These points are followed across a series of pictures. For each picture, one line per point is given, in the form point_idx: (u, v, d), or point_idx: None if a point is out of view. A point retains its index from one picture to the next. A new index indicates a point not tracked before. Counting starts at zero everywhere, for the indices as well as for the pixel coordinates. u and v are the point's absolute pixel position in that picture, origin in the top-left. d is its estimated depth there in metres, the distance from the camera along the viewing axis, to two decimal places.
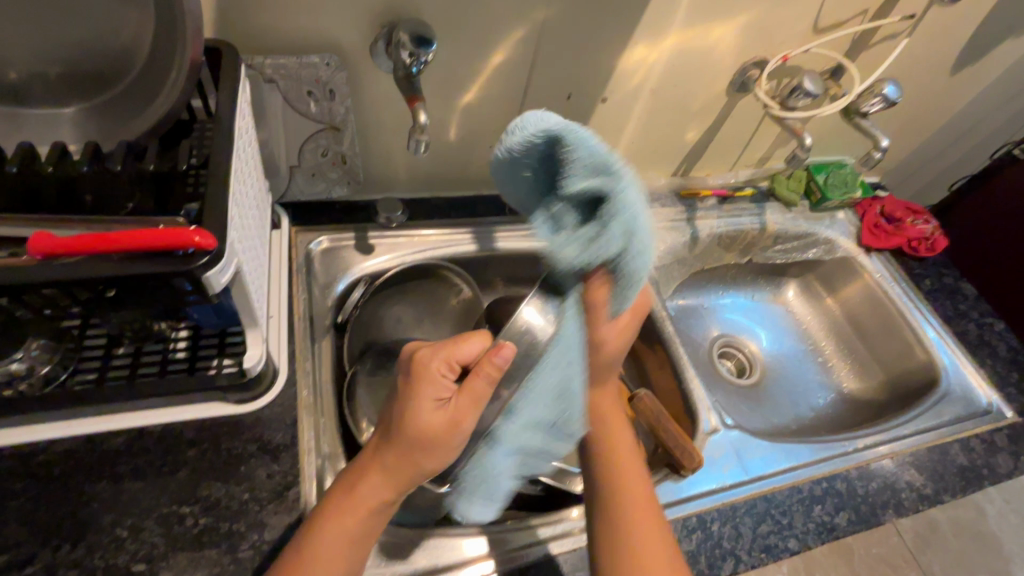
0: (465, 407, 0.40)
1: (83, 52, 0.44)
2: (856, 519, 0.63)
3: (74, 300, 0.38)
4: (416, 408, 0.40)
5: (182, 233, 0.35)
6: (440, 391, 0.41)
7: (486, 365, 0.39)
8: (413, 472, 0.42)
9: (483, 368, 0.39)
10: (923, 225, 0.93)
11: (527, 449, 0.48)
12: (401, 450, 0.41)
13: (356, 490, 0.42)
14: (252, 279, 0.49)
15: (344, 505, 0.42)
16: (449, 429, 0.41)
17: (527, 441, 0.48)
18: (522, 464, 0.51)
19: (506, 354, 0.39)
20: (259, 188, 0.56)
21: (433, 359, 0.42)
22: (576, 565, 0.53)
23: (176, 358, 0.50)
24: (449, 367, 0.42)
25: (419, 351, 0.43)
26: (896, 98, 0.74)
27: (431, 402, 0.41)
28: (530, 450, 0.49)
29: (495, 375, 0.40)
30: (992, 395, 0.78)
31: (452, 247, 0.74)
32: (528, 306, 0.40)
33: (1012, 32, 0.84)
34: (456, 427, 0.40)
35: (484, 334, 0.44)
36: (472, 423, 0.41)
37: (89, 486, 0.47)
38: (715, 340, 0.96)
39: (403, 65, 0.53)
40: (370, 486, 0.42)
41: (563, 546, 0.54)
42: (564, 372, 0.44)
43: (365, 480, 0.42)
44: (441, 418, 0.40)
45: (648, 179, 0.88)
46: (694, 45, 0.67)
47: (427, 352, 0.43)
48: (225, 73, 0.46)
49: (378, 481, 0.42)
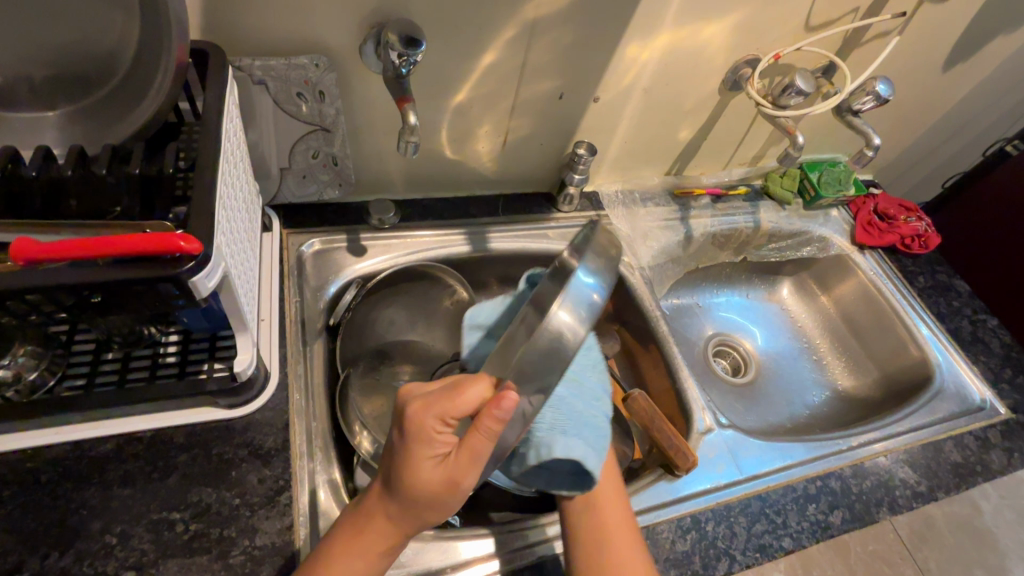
0: (462, 466, 0.38)
1: (67, 55, 0.43)
2: (850, 517, 0.63)
3: (58, 306, 0.37)
4: (413, 465, 0.39)
5: (168, 237, 0.35)
6: (437, 447, 0.39)
7: (487, 422, 0.36)
8: (418, 519, 0.41)
9: (484, 425, 0.37)
10: (915, 223, 0.94)
11: (576, 412, 0.52)
12: (404, 501, 0.40)
13: (362, 531, 0.42)
14: (240, 282, 0.49)
15: (353, 545, 0.42)
16: (447, 484, 0.39)
17: (572, 403, 0.53)
18: (584, 433, 0.51)
19: (508, 405, 0.36)
20: (248, 190, 0.55)
21: (424, 415, 0.39)
22: None
23: (166, 363, 0.49)
24: (444, 421, 0.39)
25: (410, 405, 0.39)
26: (888, 96, 0.73)
27: (428, 459, 0.39)
28: (579, 418, 0.52)
29: (498, 430, 0.37)
30: (985, 392, 0.78)
31: (445, 248, 0.73)
32: (560, 310, 0.37)
33: (1004, 29, 0.84)
34: (455, 484, 0.39)
35: (487, 377, 0.39)
36: (471, 479, 0.39)
37: (78, 493, 0.47)
38: (710, 339, 0.96)
39: (392, 66, 0.53)
40: (377, 528, 0.42)
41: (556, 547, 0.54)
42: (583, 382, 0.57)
43: (372, 526, 0.42)
44: (438, 475, 0.39)
45: (642, 178, 0.88)
46: (685, 44, 0.67)
47: (420, 405, 0.39)
48: (212, 75, 0.46)
49: (385, 524, 0.42)
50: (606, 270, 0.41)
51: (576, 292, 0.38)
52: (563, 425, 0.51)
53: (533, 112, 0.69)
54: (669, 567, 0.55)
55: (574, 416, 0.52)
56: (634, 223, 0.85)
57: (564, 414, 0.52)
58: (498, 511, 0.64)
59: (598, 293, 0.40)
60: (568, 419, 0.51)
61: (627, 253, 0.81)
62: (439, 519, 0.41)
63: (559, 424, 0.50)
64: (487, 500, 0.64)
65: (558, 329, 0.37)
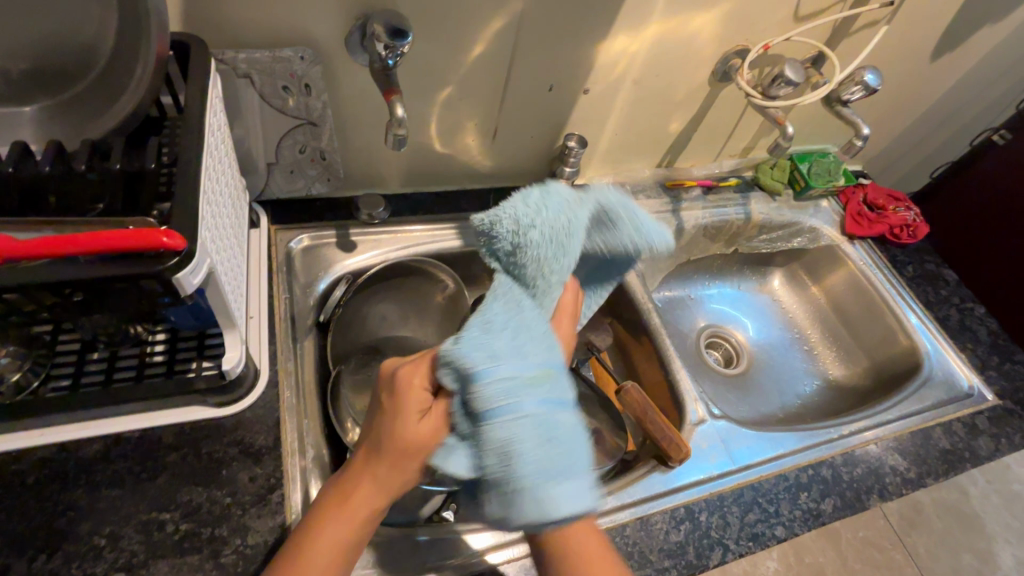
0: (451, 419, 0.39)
1: (39, 47, 0.42)
2: (841, 505, 0.63)
3: (40, 305, 0.37)
4: (404, 423, 0.38)
5: (150, 233, 0.34)
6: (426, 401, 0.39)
7: None
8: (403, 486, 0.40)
9: None
10: (904, 212, 0.94)
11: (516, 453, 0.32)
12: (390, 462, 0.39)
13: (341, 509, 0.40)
14: (228, 280, 0.48)
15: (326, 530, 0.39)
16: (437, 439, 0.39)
17: (517, 451, 0.32)
18: (534, 470, 0.32)
19: None
20: (234, 186, 0.55)
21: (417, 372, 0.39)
22: None
23: (153, 361, 0.49)
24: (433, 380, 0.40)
25: (401, 366, 0.40)
26: (877, 86, 0.73)
27: (418, 414, 0.39)
28: (542, 444, 0.33)
29: None
30: (973, 379, 0.79)
31: (437, 243, 0.73)
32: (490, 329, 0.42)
33: (991, 18, 0.84)
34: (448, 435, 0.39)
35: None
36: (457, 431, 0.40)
37: (65, 495, 0.46)
38: (703, 330, 0.96)
39: (378, 57, 0.52)
40: (358, 501, 0.40)
41: None
42: (525, 424, 0.32)
43: (357, 494, 0.40)
44: (427, 430, 0.38)
45: (633, 170, 0.88)
46: (674, 35, 0.67)
47: (410, 367, 0.40)
48: (194, 68, 0.45)
49: (359, 495, 0.39)
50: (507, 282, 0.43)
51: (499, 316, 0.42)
52: (508, 468, 0.33)
53: (524, 103, 0.68)
54: (663, 558, 0.55)
55: (532, 436, 0.32)
56: None
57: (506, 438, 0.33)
58: None
59: None
60: (515, 446, 0.33)
61: None
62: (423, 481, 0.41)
63: (503, 465, 0.33)
64: None
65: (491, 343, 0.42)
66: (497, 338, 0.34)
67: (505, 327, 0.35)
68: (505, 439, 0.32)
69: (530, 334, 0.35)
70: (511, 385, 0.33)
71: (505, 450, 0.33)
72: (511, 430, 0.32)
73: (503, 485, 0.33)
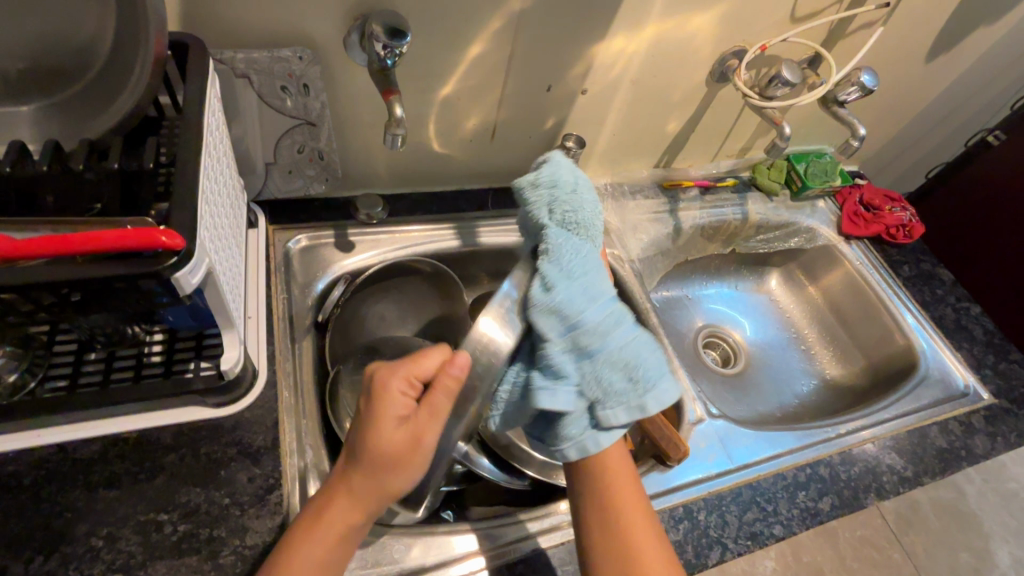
0: (427, 422, 0.40)
1: (37, 46, 0.42)
2: (839, 503, 0.64)
3: (37, 305, 0.36)
4: (379, 431, 0.39)
5: (148, 232, 0.34)
6: (403, 408, 0.40)
7: (446, 377, 0.40)
8: (376, 499, 0.41)
9: (442, 382, 0.40)
10: (900, 213, 0.95)
11: (623, 366, 0.43)
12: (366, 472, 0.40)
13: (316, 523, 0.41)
14: (226, 280, 0.48)
15: (303, 545, 0.40)
16: (412, 446, 0.40)
17: (625, 363, 0.43)
18: (642, 376, 0.44)
19: (463, 361, 0.40)
20: (232, 186, 0.55)
21: (396, 374, 0.41)
22: (564, 558, 0.53)
23: (151, 361, 0.48)
24: (409, 385, 0.41)
25: (377, 370, 0.41)
26: (873, 87, 0.74)
27: (392, 422, 0.39)
28: (638, 355, 0.44)
29: (456, 387, 0.40)
30: (969, 378, 0.80)
31: (435, 243, 0.73)
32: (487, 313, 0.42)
33: (985, 20, 0.85)
34: (421, 443, 0.40)
35: (444, 346, 0.43)
36: (434, 438, 0.40)
37: (62, 496, 0.46)
38: (700, 330, 0.96)
39: (377, 58, 0.52)
40: (334, 514, 0.41)
41: (550, 540, 0.54)
42: (626, 339, 0.44)
43: (332, 506, 0.41)
44: (403, 437, 0.40)
45: (631, 171, 0.88)
46: (672, 35, 0.67)
47: (388, 369, 0.41)
48: (193, 67, 0.45)
49: (335, 508, 0.41)
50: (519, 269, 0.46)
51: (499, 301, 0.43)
52: (623, 381, 0.43)
53: (522, 104, 0.68)
54: None
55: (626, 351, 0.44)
56: (623, 215, 0.85)
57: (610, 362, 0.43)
58: (493, 505, 0.64)
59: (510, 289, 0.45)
60: (621, 361, 0.43)
61: (617, 247, 0.81)
62: (400, 492, 0.41)
63: (618, 382, 0.43)
64: (481, 494, 0.64)
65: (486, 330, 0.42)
66: (577, 282, 0.45)
67: (576, 274, 0.45)
68: (615, 353, 0.43)
69: (593, 278, 0.46)
70: (602, 321, 0.44)
71: (616, 364, 0.43)
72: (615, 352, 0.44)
73: (625, 397, 0.43)
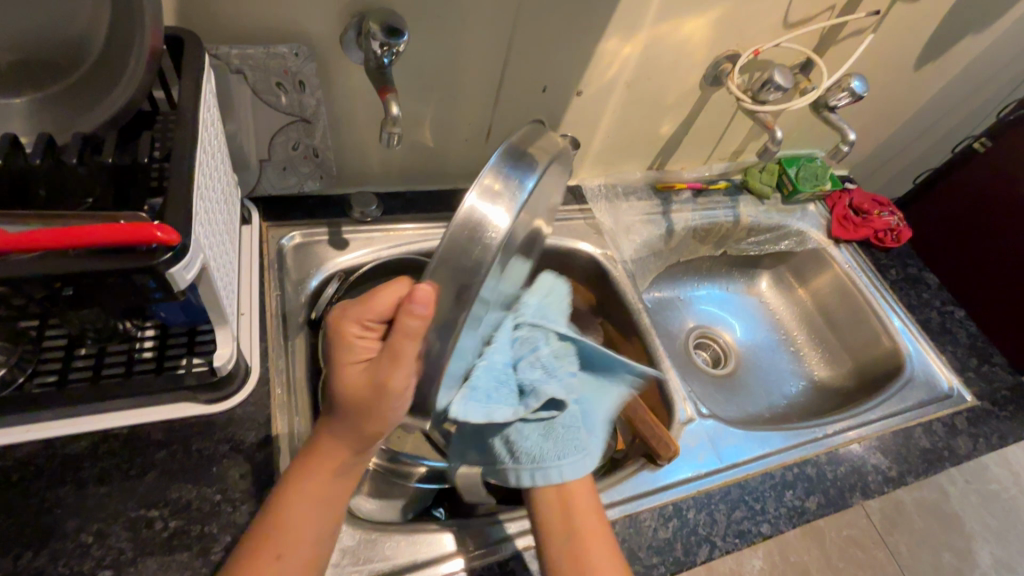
0: (385, 368, 0.39)
1: (29, 39, 0.41)
2: (825, 502, 0.65)
3: (29, 299, 0.36)
4: (342, 374, 0.41)
5: (144, 227, 0.34)
6: (364, 354, 0.41)
7: (402, 323, 0.36)
8: (360, 437, 0.42)
9: (404, 323, 0.36)
10: (888, 217, 0.96)
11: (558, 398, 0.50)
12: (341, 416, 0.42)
13: (313, 457, 0.44)
14: (220, 276, 0.48)
15: (305, 479, 0.43)
16: (376, 390, 0.39)
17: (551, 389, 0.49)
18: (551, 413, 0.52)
19: (423, 298, 0.35)
20: (227, 182, 0.54)
21: (346, 319, 0.41)
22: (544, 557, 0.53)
23: (143, 358, 0.48)
24: (366, 325, 0.41)
25: (336, 314, 0.43)
26: (863, 93, 0.75)
27: (355, 363, 0.41)
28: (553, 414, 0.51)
29: (416, 328, 0.37)
30: (953, 380, 0.81)
31: (428, 242, 0.73)
32: (474, 189, 0.36)
33: (972, 30, 0.87)
34: (386, 389, 0.39)
35: (403, 282, 0.41)
36: (397, 383, 0.39)
37: (51, 492, 0.45)
38: (691, 331, 0.97)
39: (374, 55, 0.52)
40: (328, 452, 0.43)
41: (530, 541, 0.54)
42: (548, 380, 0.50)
43: (321, 442, 0.44)
44: (364, 380, 0.40)
45: (624, 172, 0.89)
46: (666, 39, 0.68)
47: (344, 314, 0.42)
48: (188, 63, 0.45)
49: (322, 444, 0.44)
50: (526, 160, 0.38)
51: (493, 179, 0.37)
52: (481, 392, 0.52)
53: (517, 103, 0.68)
54: (652, 555, 0.56)
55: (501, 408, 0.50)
56: (616, 216, 0.85)
57: (533, 426, 0.51)
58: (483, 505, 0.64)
59: (526, 181, 0.38)
60: (569, 438, 0.52)
61: (610, 247, 0.82)
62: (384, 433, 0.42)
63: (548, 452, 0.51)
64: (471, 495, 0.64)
65: (468, 216, 0.35)
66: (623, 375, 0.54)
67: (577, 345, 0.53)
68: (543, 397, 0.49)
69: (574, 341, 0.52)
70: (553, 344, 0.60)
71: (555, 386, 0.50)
72: (543, 424, 0.51)
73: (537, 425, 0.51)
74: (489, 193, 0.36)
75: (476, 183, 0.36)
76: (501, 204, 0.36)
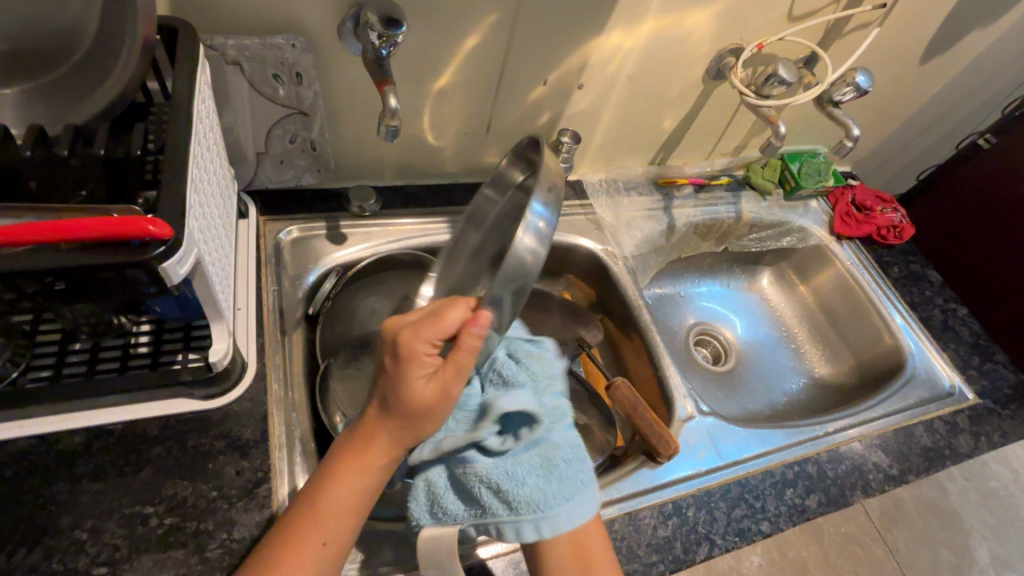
0: (454, 377, 0.38)
1: (20, 28, 0.41)
2: (825, 501, 0.64)
3: (20, 294, 0.36)
4: (409, 385, 0.39)
5: (136, 221, 0.33)
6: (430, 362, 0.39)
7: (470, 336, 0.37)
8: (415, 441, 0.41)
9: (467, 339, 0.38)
10: (891, 214, 0.96)
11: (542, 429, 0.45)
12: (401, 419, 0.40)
13: (362, 454, 0.41)
14: (215, 270, 0.47)
15: (352, 473, 0.41)
16: (441, 400, 0.39)
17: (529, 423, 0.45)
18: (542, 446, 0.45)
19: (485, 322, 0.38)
20: (222, 176, 0.54)
21: (414, 337, 0.39)
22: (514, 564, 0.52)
23: (138, 353, 0.48)
24: (433, 343, 0.39)
25: (400, 330, 0.39)
26: (868, 87, 0.73)
27: (422, 376, 0.39)
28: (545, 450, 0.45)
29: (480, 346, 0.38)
30: (955, 378, 0.81)
31: (427, 237, 0.72)
32: (521, 237, 0.37)
33: (979, 24, 0.86)
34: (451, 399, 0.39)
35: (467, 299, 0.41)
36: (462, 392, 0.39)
37: (45, 488, 0.45)
38: (692, 327, 0.97)
39: (372, 47, 0.51)
40: (378, 451, 0.41)
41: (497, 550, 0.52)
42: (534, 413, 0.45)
43: (373, 440, 0.41)
44: (432, 391, 0.39)
45: (625, 167, 0.88)
46: (669, 33, 0.67)
47: (410, 331, 0.39)
48: (182, 53, 0.44)
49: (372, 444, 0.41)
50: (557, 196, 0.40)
51: (534, 223, 0.38)
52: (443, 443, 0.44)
53: (517, 97, 0.68)
54: (651, 552, 0.56)
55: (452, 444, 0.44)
56: (617, 211, 0.85)
57: (529, 465, 0.44)
58: None
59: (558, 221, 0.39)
60: (571, 474, 0.45)
61: (611, 243, 0.81)
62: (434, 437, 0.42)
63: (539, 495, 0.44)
64: None
65: (519, 261, 0.37)
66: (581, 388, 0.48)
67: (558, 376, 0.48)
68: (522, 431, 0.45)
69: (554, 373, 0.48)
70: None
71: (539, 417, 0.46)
72: (539, 459, 0.44)
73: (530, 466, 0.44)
74: (532, 239, 0.38)
75: (521, 233, 0.37)
76: (541, 247, 0.38)
